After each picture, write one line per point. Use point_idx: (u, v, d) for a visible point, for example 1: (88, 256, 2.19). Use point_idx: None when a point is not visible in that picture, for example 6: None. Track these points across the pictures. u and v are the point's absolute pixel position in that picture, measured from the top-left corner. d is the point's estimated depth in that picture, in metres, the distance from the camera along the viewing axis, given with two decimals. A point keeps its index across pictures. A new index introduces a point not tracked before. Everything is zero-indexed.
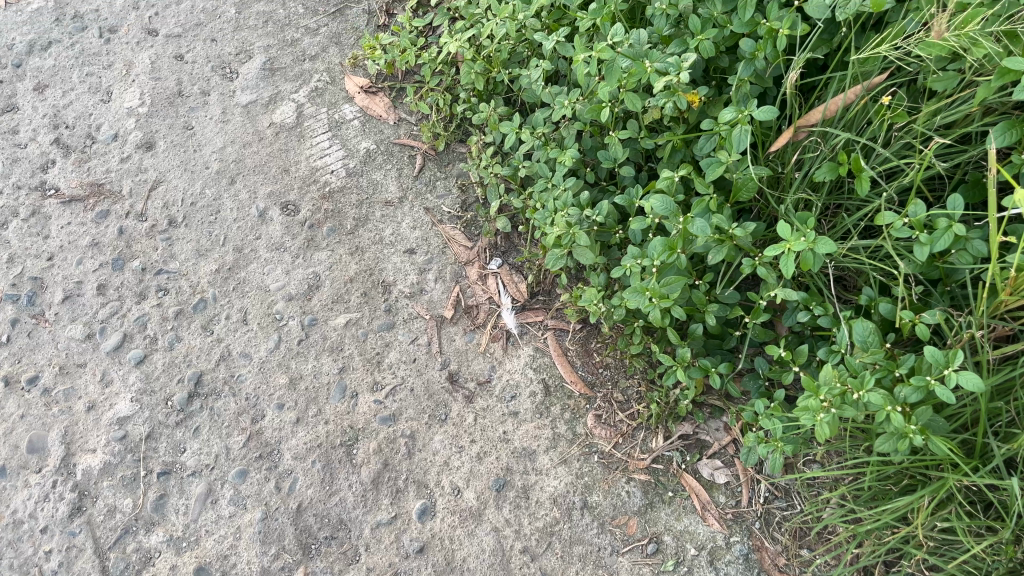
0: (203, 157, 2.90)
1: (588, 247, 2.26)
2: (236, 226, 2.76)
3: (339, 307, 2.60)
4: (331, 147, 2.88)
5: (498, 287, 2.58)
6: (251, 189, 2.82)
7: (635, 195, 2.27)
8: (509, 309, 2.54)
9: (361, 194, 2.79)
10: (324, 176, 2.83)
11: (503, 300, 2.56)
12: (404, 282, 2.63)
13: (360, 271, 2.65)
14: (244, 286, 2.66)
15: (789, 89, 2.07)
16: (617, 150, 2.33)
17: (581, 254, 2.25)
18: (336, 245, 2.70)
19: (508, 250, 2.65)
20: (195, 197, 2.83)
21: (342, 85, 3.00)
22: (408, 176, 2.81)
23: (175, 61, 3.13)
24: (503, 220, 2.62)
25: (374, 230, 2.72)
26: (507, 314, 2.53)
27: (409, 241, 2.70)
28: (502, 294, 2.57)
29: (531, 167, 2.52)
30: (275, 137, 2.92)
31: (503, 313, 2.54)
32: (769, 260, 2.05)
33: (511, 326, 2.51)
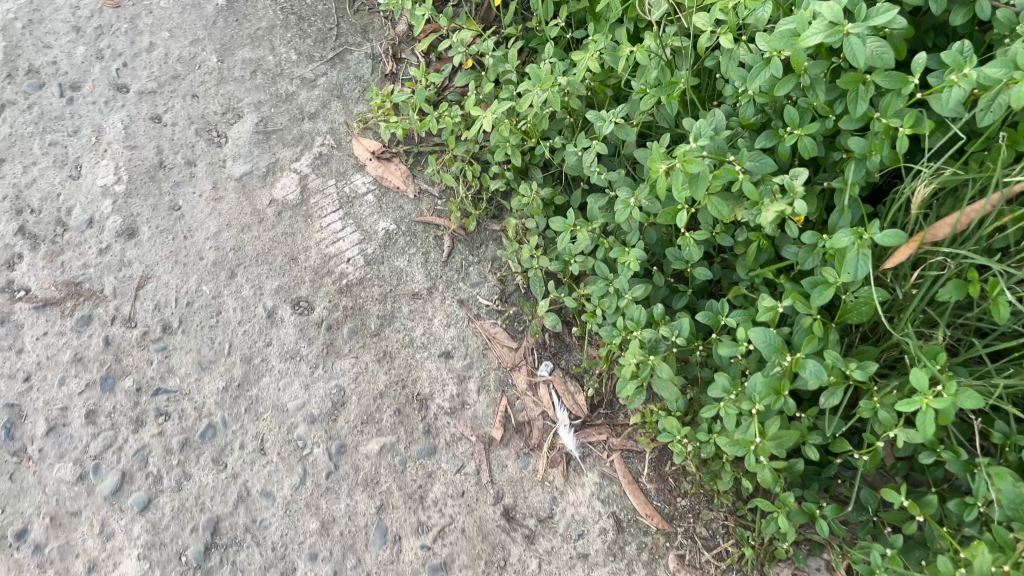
0: (195, 245, 2.51)
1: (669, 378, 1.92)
2: (242, 331, 2.40)
3: (370, 429, 2.26)
4: (344, 229, 2.51)
5: (552, 399, 2.27)
6: (255, 284, 2.45)
7: (720, 311, 1.93)
8: (567, 427, 2.24)
9: (384, 286, 2.43)
10: (338, 265, 2.46)
11: (559, 415, 2.25)
12: (442, 395, 2.29)
13: (390, 382, 2.31)
14: (258, 406, 2.31)
15: (910, 199, 1.73)
16: (693, 251, 2.00)
17: (663, 387, 1.91)
18: (361, 352, 2.35)
19: (558, 351, 2.33)
20: (191, 295, 2.44)
21: (350, 150, 2.63)
22: (436, 261, 2.45)
23: (152, 124, 2.68)
24: (553, 317, 2.27)
25: (402, 330, 2.37)
26: (567, 433, 2.22)
27: (444, 343, 2.35)
28: (558, 408, 2.26)
29: (585, 262, 2.16)
30: (278, 218, 2.53)
31: (560, 432, 2.23)
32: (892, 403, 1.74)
33: (571, 448, 2.21)
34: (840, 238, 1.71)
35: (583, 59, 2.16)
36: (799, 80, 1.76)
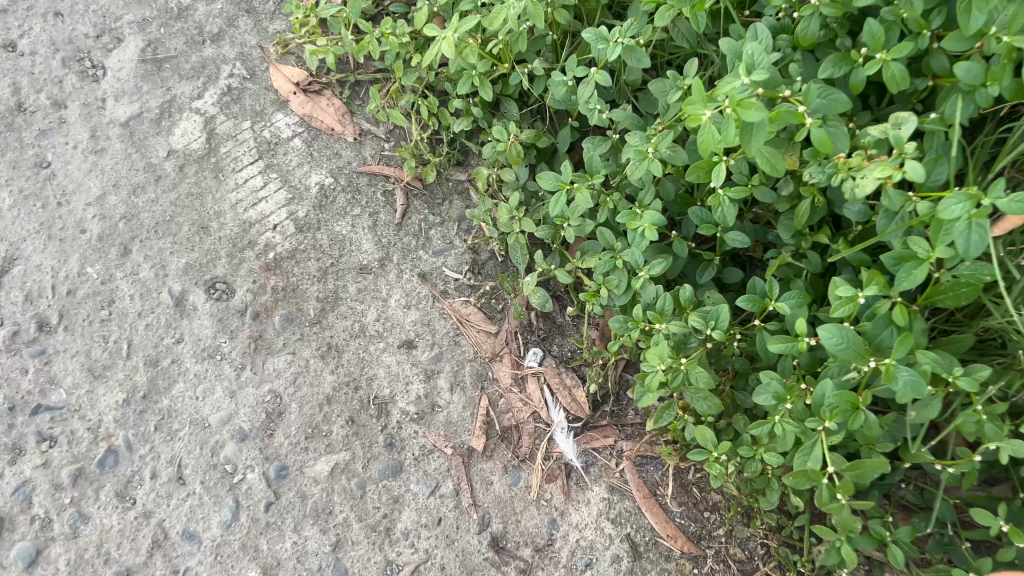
0: (74, 213, 1.92)
1: (706, 389, 1.49)
2: (144, 326, 1.87)
3: (317, 446, 1.80)
4: (266, 186, 1.96)
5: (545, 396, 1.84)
6: (156, 262, 1.91)
7: (768, 294, 1.50)
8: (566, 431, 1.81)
9: (322, 258, 1.92)
10: (262, 234, 1.93)
11: (554, 416, 1.82)
12: (405, 397, 1.83)
13: (338, 385, 1.84)
14: (172, 423, 1.82)
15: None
16: (727, 214, 1.54)
17: (697, 398, 1.50)
18: (300, 347, 1.87)
19: (551, 336, 1.89)
20: (73, 281, 1.88)
21: (267, 82, 2.08)
22: (387, 224, 1.95)
23: (3, 53, 2.01)
24: (541, 293, 1.80)
25: (350, 315, 1.88)
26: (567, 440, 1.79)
27: (404, 331, 1.87)
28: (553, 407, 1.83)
29: (583, 228, 1.68)
30: (179, 174, 1.97)
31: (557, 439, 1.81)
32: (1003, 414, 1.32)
33: (571, 456, 1.79)
34: (948, 205, 1.23)
35: None
36: None
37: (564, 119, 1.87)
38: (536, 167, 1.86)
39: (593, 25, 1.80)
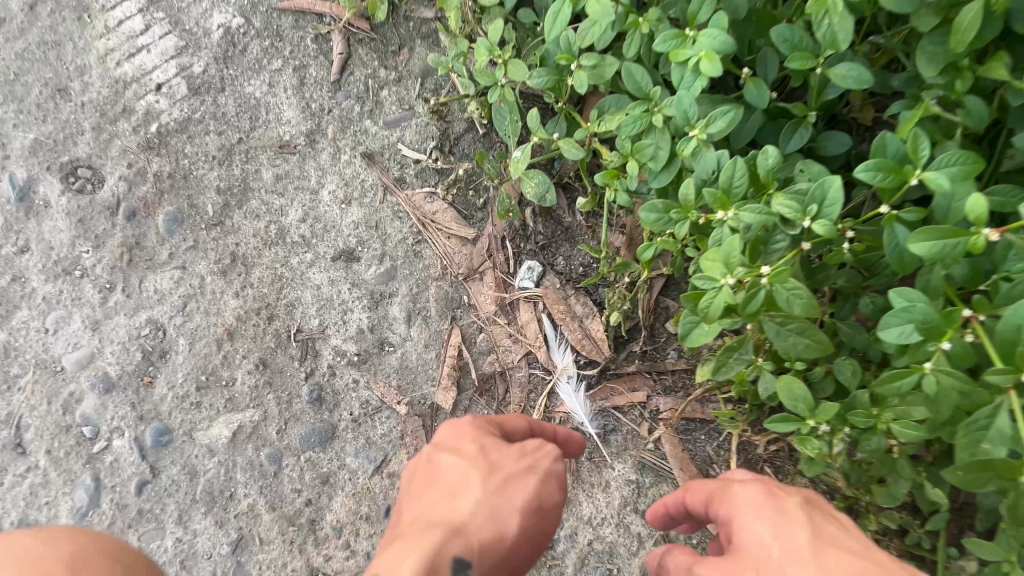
0: None
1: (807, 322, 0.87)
2: None
3: (214, 402, 1.25)
4: (150, 30, 1.35)
5: (543, 329, 1.22)
6: None
7: (909, 159, 0.89)
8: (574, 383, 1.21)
9: (225, 132, 1.33)
10: (141, 98, 1.34)
11: (557, 360, 1.21)
12: (340, 331, 1.26)
13: (245, 314, 1.27)
14: (9, 366, 1.27)
15: None
16: (844, 31, 0.91)
17: (788, 336, 0.88)
18: (193, 260, 1.29)
19: (555, 241, 1.24)
20: None
21: None
22: (318, 83, 1.33)
23: None
24: (539, 176, 1.18)
25: (265, 215, 1.30)
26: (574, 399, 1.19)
27: (341, 236, 1.29)
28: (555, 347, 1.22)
29: (602, 72, 1.08)
30: (27, 13, 1.36)
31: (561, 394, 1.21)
32: None
33: (582, 421, 1.20)
34: None
35: None
36: None
37: None
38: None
39: None
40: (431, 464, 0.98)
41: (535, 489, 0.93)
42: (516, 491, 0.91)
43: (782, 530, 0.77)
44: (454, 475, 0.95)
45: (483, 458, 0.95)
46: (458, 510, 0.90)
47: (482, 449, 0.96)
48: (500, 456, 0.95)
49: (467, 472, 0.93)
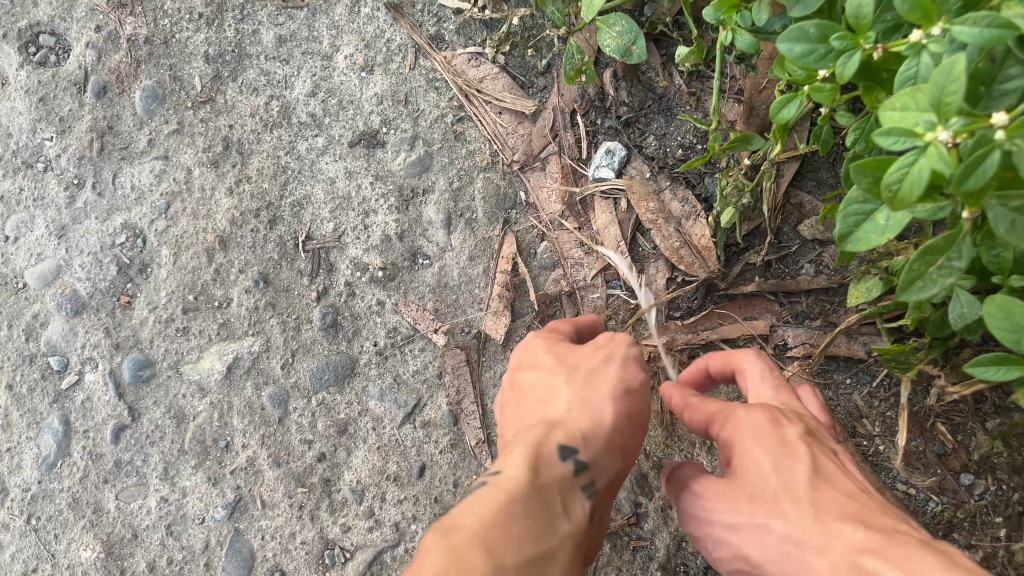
0: None
1: None
2: None
3: (204, 330, 0.98)
4: None
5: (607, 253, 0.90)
6: None
7: None
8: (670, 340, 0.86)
9: None
10: None
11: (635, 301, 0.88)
12: (360, 239, 0.97)
13: (242, 217, 0.99)
14: None
15: None
16: None
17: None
18: (177, 147, 1.02)
19: (644, 114, 0.91)
20: None
21: None
22: None
23: None
24: (624, 22, 0.84)
25: (264, 88, 1.01)
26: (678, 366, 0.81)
27: (360, 114, 0.98)
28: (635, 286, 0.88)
29: None
30: None
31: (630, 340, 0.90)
32: None
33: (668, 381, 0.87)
34: None
35: None
36: None
37: None
38: None
39: None
40: (510, 385, 0.76)
41: (635, 376, 0.72)
42: (612, 379, 0.71)
43: (781, 464, 0.61)
44: (537, 385, 0.73)
45: (562, 360, 0.73)
46: (554, 413, 0.70)
47: (561, 351, 0.74)
48: (580, 355, 0.73)
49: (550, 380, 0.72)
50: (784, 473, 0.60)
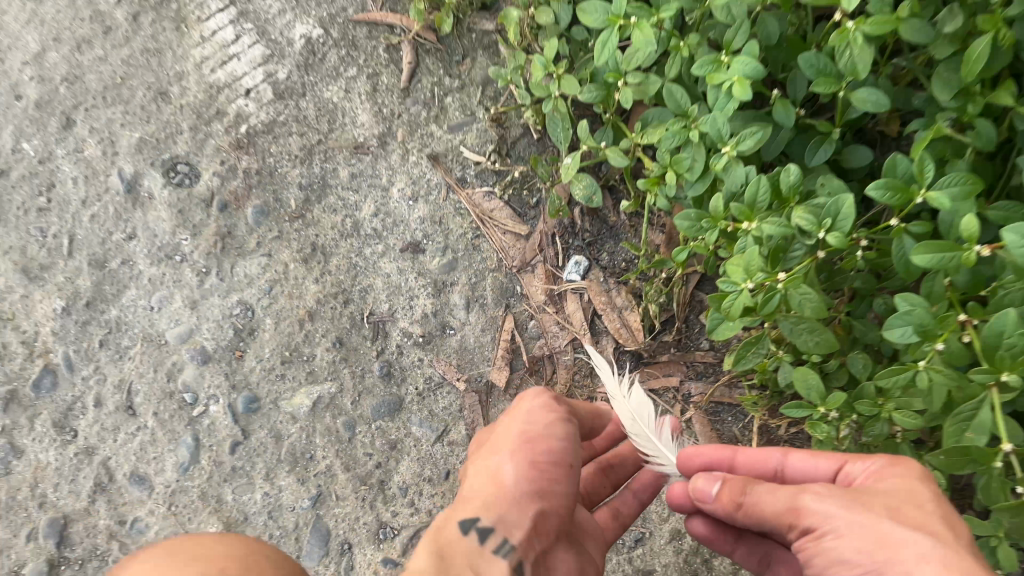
0: (7, 74, 1.56)
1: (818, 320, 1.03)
2: (90, 217, 1.51)
3: (295, 376, 1.42)
4: (240, 40, 1.52)
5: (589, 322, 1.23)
6: (105, 137, 1.53)
7: (916, 177, 1.00)
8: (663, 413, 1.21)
9: (306, 133, 1.48)
10: (232, 102, 1.51)
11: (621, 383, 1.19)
12: (407, 315, 1.42)
13: (324, 297, 1.43)
14: (121, 338, 1.46)
15: None
16: (863, 63, 1.04)
17: (800, 331, 1.05)
18: (277, 248, 1.46)
19: (600, 238, 1.37)
20: (7, 161, 1.53)
21: None
22: (389, 90, 1.49)
23: None
24: (587, 181, 1.29)
25: (340, 208, 1.46)
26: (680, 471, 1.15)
27: (408, 229, 1.44)
28: (628, 402, 1.18)
29: (646, 87, 1.20)
30: (134, 26, 1.55)
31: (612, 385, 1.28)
32: None
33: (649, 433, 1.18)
34: None
35: None
36: None
37: None
38: None
39: None
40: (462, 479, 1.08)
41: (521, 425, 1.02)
42: (511, 440, 1.01)
43: (933, 512, 0.85)
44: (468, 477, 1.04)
45: (482, 450, 1.06)
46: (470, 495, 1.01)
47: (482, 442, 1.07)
48: (494, 435, 1.06)
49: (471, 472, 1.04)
50: (932, 517, 0.85)
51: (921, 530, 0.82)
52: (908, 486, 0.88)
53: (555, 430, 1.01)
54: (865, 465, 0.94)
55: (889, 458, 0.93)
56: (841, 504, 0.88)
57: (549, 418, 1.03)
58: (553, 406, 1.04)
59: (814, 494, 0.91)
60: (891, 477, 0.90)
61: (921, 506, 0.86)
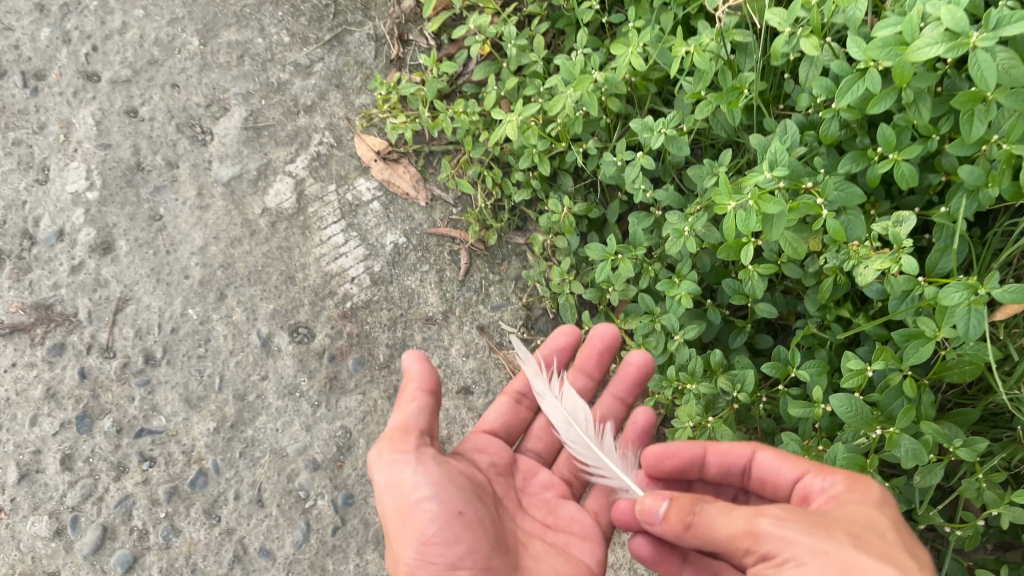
0: (179, 260, 2.23)
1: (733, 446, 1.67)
2: (235, 362, 2.13)
3: None
4: (348, 242, 2.22)
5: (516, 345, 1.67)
6: (248, 307, 2.18)
7: (790, 361, 1.65)
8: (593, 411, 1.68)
9: (393, 308, 2.16)
10: (341, 285, 2.19)
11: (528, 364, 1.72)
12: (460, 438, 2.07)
13: None
14: (254, 450, 2.06)
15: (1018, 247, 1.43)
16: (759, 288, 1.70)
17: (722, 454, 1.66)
18: (370, 389, 2.11)
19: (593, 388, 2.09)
20: (176, 321, 2.17)
21: (352, 150, 2.31)
22: (451, 280, 2.18)
23: (128, 119, 2.38)
24: None
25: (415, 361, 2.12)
26: (611, 478, 1.64)
27: (461, 378, 2.10)
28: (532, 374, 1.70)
29: (626, 293, 1.85)
30: (272, 230, 2.24)
31: (579, 367, 1.79)
32: (976, 452, 1.47)
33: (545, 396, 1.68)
34: (912, 264, 1.39)
35: (625, 52, 1.81)
36: (900, 93, 1.43)
37: (613, 191, 2.05)
38: (587, 235, 2.06)
39: (643, 109, 1.97)
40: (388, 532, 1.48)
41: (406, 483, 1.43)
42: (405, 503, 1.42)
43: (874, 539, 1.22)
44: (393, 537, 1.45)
45: (387, 511, 1.45)
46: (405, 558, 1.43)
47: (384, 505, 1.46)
48: (387, 504, 1.45)
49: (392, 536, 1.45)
50: (877, 542, 1.22)
51: (882, 558, 1.18)
52: (873, 515, 1.27)
53: (426, 499, 1.41)
54: (825, 483, 1.36)
55: (846, 484, 1.34)
56: (803, 530, 1.21)
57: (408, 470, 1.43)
58: (420, 469, 1.44)
59: (773, 517, 1.24)
60: (850, 506, 1.29)
61: (882, 535, 1.24)
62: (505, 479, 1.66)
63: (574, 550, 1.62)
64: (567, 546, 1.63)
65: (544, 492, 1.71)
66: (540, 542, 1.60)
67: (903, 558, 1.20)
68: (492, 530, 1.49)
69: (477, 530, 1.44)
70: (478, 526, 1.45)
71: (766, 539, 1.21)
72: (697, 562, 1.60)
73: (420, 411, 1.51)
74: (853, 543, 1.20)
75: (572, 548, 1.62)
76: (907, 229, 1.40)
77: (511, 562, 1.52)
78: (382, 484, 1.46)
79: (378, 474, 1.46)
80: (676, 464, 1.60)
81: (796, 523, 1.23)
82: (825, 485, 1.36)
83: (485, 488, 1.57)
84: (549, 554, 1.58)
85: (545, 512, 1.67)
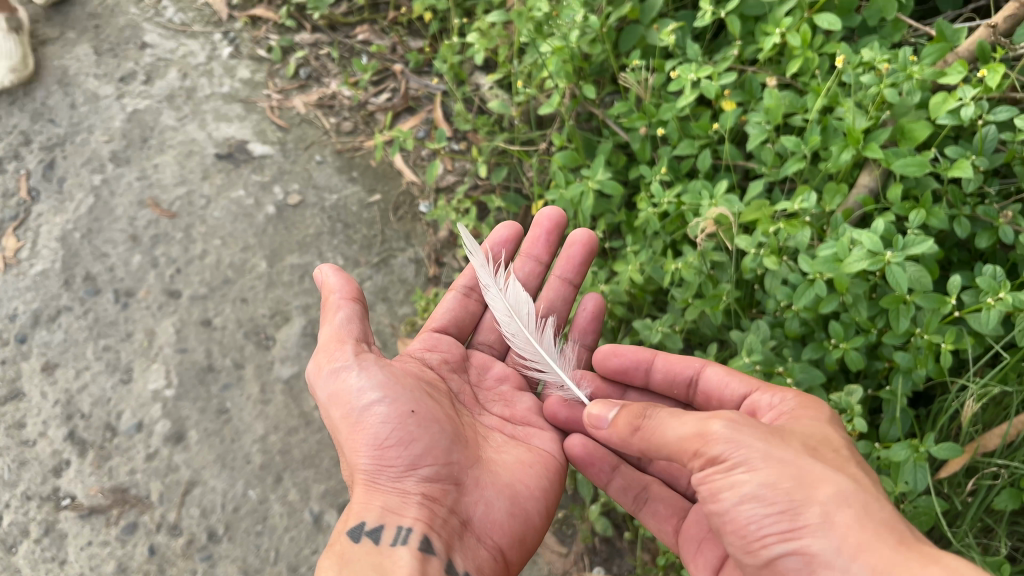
0: (242, 447, 2.55)
1: None
2: (288, 537, 2.40)
3: None
4: None
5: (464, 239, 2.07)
6: (301, 487, 2.48)
7: None
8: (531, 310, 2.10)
9: None
10: None
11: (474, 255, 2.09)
12: None
13: None
14: None
15: (949, 416, 1.80)
16: None
17: None
18: None
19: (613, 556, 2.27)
20: (237, 501, 2.46)
21: (395, 351, 2.72)
22: None
23: (203, 328, 2.80)
24: (603, 520, 2.22)
25: None
26: (549, 370, 2.08)
27: None
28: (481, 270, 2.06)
29: None
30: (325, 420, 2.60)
31: (526, 253, 2.23)
32: None
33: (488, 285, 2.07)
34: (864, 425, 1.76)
35: (627, 269, 2.28)
36: (842, 298, 1.87)
37: None
38: None
39: (642, 313, 2.41)
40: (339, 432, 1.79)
41: (357, 392, 1.73)
42: (360, 411, 1.72)
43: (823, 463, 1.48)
44: (349, 440, 1.75)
45: (337, 411, 1.76)
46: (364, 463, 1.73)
47: (337, 408, 1.76)
48: (338, 410, 1.75)
49: (349, 440, 1.75)
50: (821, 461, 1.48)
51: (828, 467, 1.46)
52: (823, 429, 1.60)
53: (374, 403, 1.71)
54: (775, 399, 1.73)
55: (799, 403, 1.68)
56: (758, 438, 1.47)
57: (355, 377, 1.73)
58: (362, 375, 1.73)
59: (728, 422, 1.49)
60: (804, 416, 1.63)
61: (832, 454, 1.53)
62: (459, 376, 2.04)
63: (535, 441, 2.00)
64: (527, 438, 2.00)
65: (501, 385, 2.12)
66: (497, 436, 1.97)
67: (849, 471, 1.49)
68: (445, 426, 1.79)
69: (430, 428, 1.75)
70: (430, 425, 1.75)
71: (722, 443, 1.45)
72: (626, 473, 1.96)
73: (348, 320, 1.80)
74: (807, 453, 1.47)
75: (532, 438, 2.00)
76: (856, 399, 1.78)
77: (471, 456, 1.83)
78: (329, 400, 1.77)
79: (326, 390, 1.77)
80: (621, 361, 2.03)
81: (749, 430, 1.48)
82: (774, 401, 1.73)
83: (435, 390, 1.89)
84: (506, 446, 1.94)
85: (503, 405, 2.07)
